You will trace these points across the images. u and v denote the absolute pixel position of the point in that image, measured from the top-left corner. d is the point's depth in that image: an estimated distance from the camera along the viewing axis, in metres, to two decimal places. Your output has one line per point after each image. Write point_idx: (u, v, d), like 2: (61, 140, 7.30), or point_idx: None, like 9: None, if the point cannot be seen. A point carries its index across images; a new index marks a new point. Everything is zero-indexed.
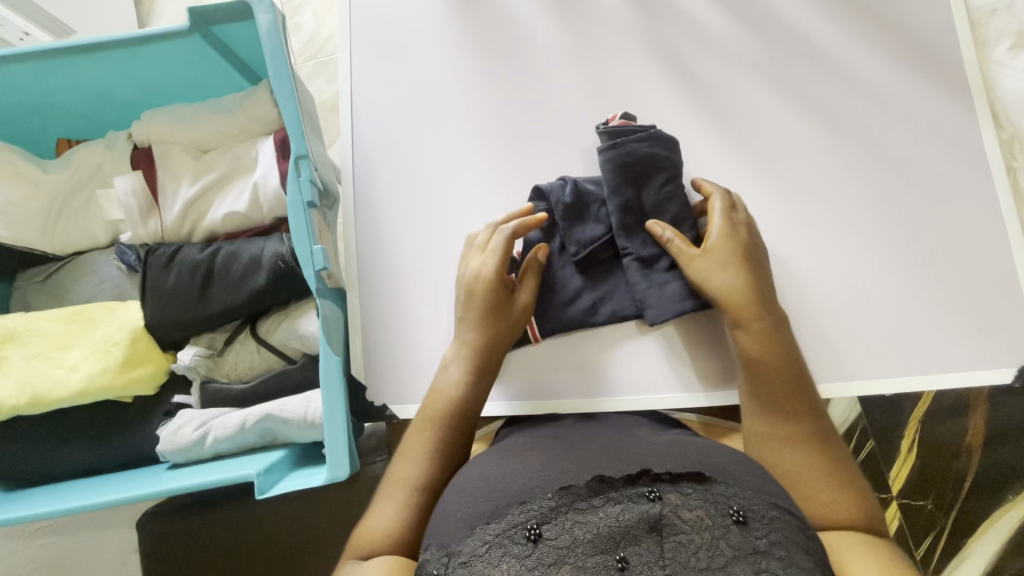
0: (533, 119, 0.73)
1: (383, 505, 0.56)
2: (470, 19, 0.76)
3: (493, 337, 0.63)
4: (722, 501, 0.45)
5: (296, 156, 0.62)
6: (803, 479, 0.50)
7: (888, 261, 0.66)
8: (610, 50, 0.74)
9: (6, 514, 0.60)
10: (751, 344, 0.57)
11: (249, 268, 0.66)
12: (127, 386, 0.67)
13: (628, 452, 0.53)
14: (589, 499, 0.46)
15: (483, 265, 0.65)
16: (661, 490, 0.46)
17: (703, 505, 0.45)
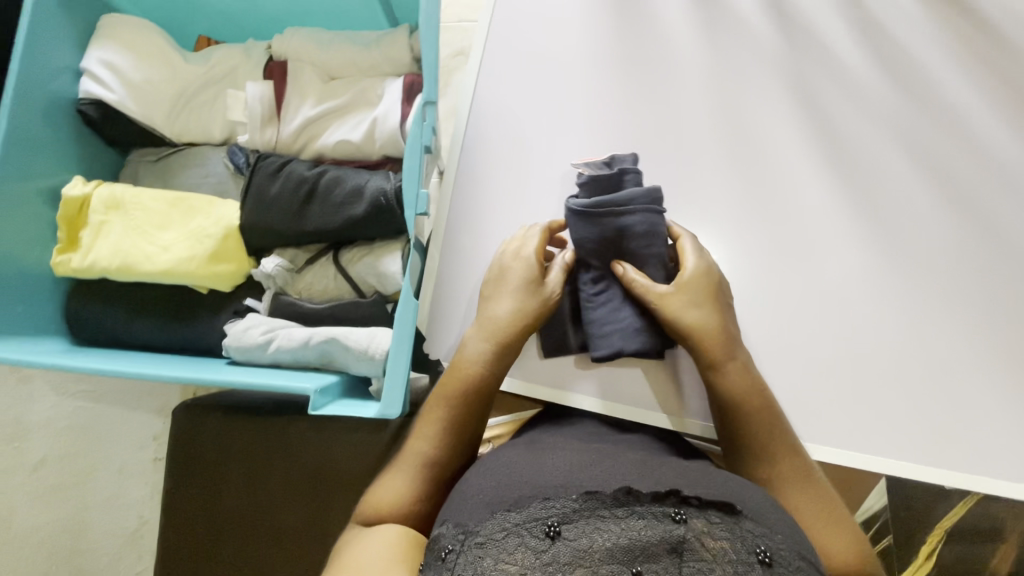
0: (652, 125, 0.73)
1: (390, 476, 0.57)
2: (615, 12, 0.76)
3: (513, 330, 0.63)
4: (750, 538, 0.42)
5: (426, 101, 0.63)
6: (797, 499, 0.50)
7: (983, 357, 0.62)
8: (746, 74, 0.73)
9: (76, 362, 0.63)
10: (732, 380, 0.57)
11: (350, 197, 0.67)
12: (208, 278, 0.69)
13: (657, 468, 0.50)
14: (612, 509, 0.44)
15: (522, 246, 0.67)
16: (687, 513, 0.43)
17: (728, 538, 0.41)
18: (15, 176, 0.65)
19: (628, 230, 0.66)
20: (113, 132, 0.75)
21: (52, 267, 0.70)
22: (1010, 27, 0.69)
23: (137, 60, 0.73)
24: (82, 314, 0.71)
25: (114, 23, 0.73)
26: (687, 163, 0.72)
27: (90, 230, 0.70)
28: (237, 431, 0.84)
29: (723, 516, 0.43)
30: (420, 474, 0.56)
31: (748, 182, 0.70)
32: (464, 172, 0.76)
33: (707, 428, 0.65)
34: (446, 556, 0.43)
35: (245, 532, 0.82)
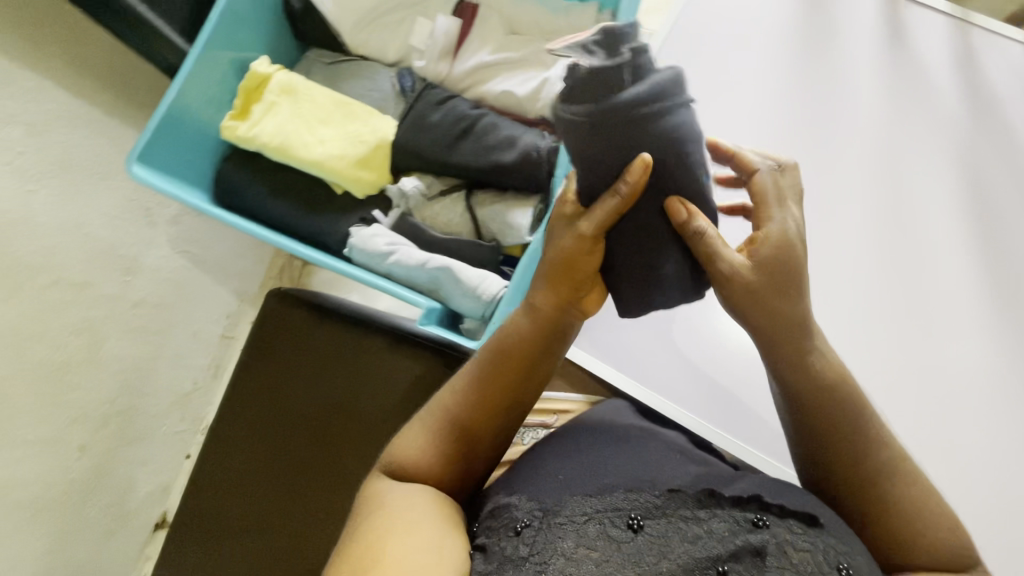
0: (807, 168, 0.75)
1: (411, 426, 0.54)
2: (805, 46, 0.78)
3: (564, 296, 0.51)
4: (833, 554, 0.40)
5: None
6: (875, 497, 0.45)
7: None
8: (919, 140, 0.74)
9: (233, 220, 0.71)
10: (800, 372, 0.48)
11: (502, 143, 0.70)
12: (350, 180, 0.73)
13: (736, 483, 0.49)
14: (694, 509, 0.45)
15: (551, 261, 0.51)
16: (770, 520, 0.43)
17: (812, 549, 0.40)
18: (221, 39, 0.71)
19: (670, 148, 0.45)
20: (303, 27, 0.80)
21: (219, 129, 0.75)
22: None
23: None
24: (228, 179, 0.77)
25: None
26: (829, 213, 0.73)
27: (262, 107, 0.75)
28: (316, 328, 0.89)
29: (810, 526, 0.42)
30: (434, 437, 0.51)
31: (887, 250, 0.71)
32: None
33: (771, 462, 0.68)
34: (521, 531, 0.45)
35: (296, 423, 0.87)
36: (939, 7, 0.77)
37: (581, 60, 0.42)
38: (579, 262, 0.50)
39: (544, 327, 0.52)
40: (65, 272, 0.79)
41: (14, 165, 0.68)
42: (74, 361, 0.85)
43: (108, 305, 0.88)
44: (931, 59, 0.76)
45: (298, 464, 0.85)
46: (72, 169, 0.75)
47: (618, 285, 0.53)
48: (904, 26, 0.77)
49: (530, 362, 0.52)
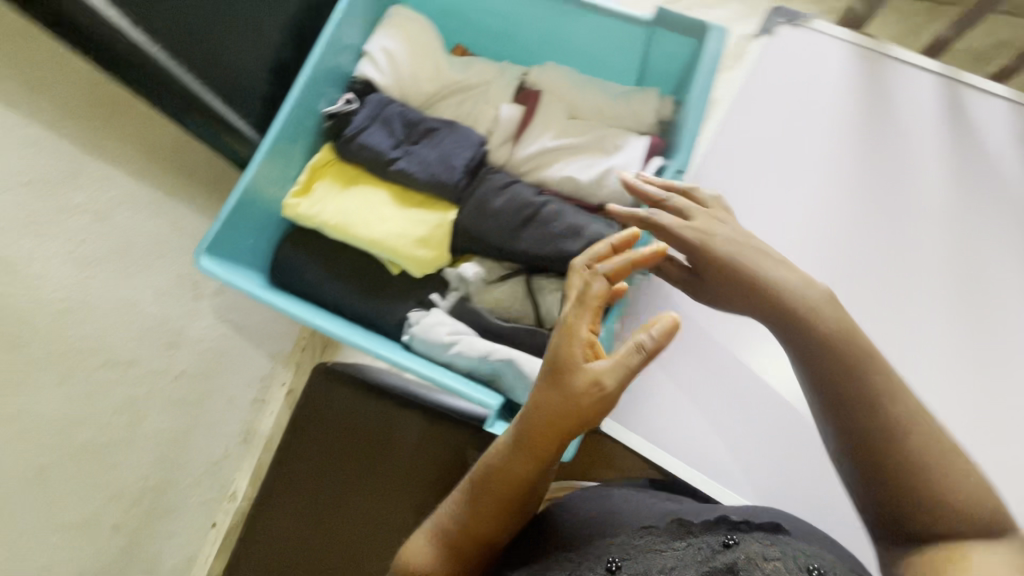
0: (852, 243, 0.72)
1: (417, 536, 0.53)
2: (871, 93, 0.77)
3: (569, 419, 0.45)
4: (803, 557, 0.44)
5: (675, 169, 0.67)
6: (830, 366, 0.43)
7: None
8: (992, 218, 0.72)
9: (290, 308, 0.70)
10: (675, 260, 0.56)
11: (566, 232, 0.69)
12: (409, 260, 0.72)
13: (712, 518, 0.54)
14: (669, 540, 0.51)
15: (588, 366, 0.44)
16: (740, 539, 0.48)
17: (780, 558, 0.44)
18: (292, 129, 0.72)
19: (381, 122, 0.76)
20: None
21: (281, 206, 0.75)
22: None
23: (410, 53, 0.79)
24: (286, 260, 0.76)
25: (401, 16, 0.80)
26: (913, 294, 0.70)
27: (324, 189, 0.75)
28: (368, 406, 0.85)
29: (774, 538, 0.47)
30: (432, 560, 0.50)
31: (974, 332, 0.68)
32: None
33: None
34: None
35: (347, 503, 0.84)
36: (1000, 91, 0.75)
37: (336, 111, 0.76)
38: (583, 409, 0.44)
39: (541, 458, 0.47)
40: (112, 353, 0.77)
41: (77, 253, 0.68)
42: (115, 440, 0.83)
43: (151, 380, 0.86)
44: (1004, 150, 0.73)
45: (354, 543, 0.83)
46: (130, 253, 0.75)
47: (489, 237, 0.72)
48: (967, 108, 0.75)
49: (526, 478, 0.48)
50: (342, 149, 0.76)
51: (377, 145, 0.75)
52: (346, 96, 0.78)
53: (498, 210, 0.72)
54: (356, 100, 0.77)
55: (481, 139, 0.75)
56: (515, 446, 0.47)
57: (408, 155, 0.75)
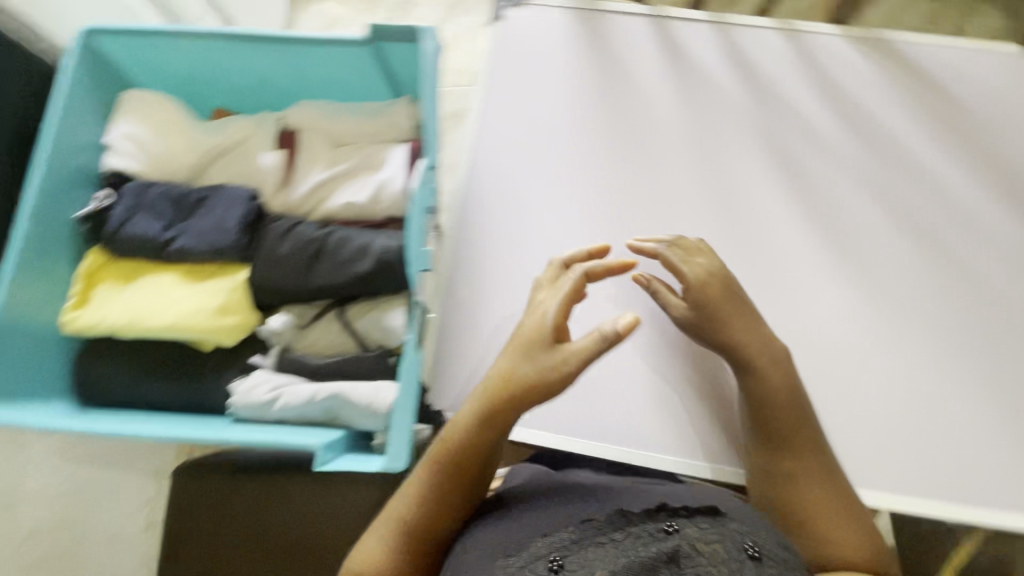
0: (615, 192, 0.79)
1: (371, 534, 0.56)
2: (595, 53, 0.85)
3: (527, 390, 0.53)
4: (738, 537, 0.47)
5: (428, 167, 0.70)
6: (798, 437, 0.57)
7: (942, 373, 0.71)
8: (721, 127, 0.81)
9: (94, 423, 0.65)
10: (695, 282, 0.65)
11: (355, 254, 0.70)
12: (212, 332, 0.70)
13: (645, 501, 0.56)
14: (609, 533, 0.49)
15: (544, 310, 0.57)
16: (679, 524, 0.48)
17: (719, 538, 0.46)
18: (39, 244, 0.69)
19: (142, 207, 0.74)
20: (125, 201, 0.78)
21: (61, 325, 0.71)
22: (952, 88, 0.81)
23: (157, 133, 0.78)
24: (88, 377, 0.72)
25: (137, 99, 0.78)
26: (676, 211, 0.77)
27: (104, 293, 0.72)
28: (239, 492, 0.78)
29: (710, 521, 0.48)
30: (395, 541, 0.55)
31: (728, 227, 0.77)
32: (463, 238, 0.78)
33: (718, 470, 0.69)
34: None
35: None
36: (698, 17, 0.85)
37: (94, 210, 0.74)
38: (538, 383, 0.53)
39: (497, 430, 0.55)
40: None
41: None
42: None
43: None
44: (710, 67, 0.83)
45: None
46: None
47: (285, 283, 0.71)
48: (673, 38, 0.84)
49: (484, 452, 0.55)
50: (111, 246, 0.74)
51: (145, 231, 0.72)
52: (100, 193, 0.75)
53: (286, 255, 0.72)
54: (112, 194, 0.75)
55: (250, 194, 0.75)
56: (472, 417, 0.55)
57: (180, 230, 0.73)
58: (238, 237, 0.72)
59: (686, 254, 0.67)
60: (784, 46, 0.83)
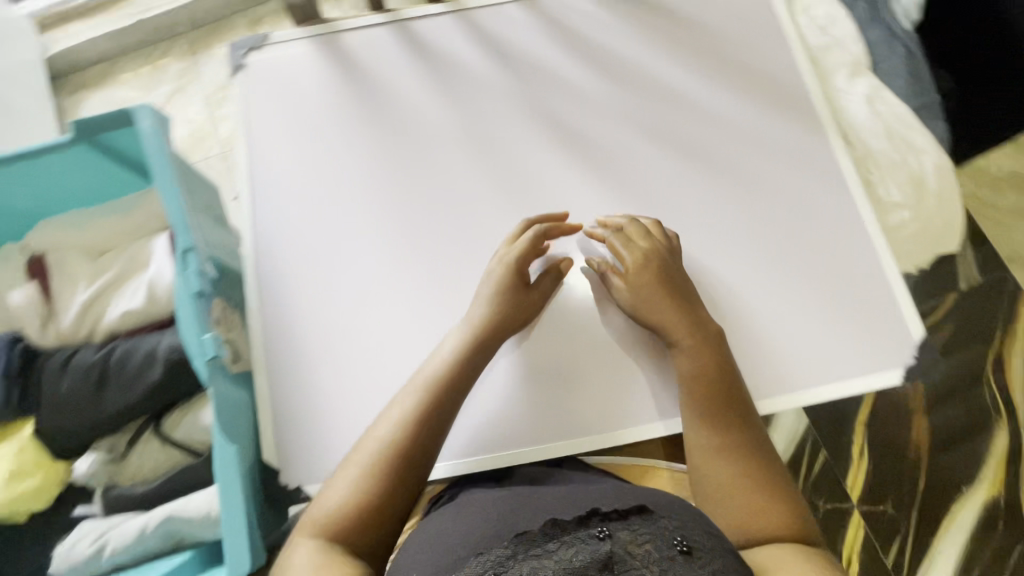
0: (410, 209, 0.76)
1: (341, 477, 0.56)
2: (348, 78, 0.82)
3: (505, 318, 0.67)
4: (670, 533, 0.52)
5: (183, 250, 0.62)
6: (731, 416, 0.63)
7: (756, 276, 0.74)
8: (490, 111, 0.80)
9: None
10: (628, 268, 0.71)
11: (144, 363, 0.65)
12: (13, 503, 0.63)
13: (583, 498, 0.60)
14: (542, 544, 0.52)
15: (507, 254, 0.70)
16: (611, 529, 0.52)
17: (651, 538, 0.51)
18: None
19: None
20: None
21: None
22: (684, 6, 0.84)
23: None
24: None
25: None
26: (470, 208, 0.76)
27: None
28: None
29: (640, 524, 0.52)
30: (370, 478, 0.55)
31: (524, 208, 0.76)
32: (268, 307, 0.73)
33: (602, 438, 0.73)
34: None
35: None
36: (436, 10, 0.84)
37: None
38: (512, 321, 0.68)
39: (479, 364, 0.64)
40: None
41: None
42: None
43: None
44: (462, 55, 0.82)
45: None
46: None
47: (82, 419, 0.65)
48: (418, 38, 0.83)
49: (468, 386, 0.63)
50: None
51: None
52: None
53: (70, 390, 0.65)
54: None
55: (8, 338, 0.68)
56: (463, 347, 0.64)
57: None
58: (10, 387, 0.66)
59: (629, 240, 0.72)
60: (521, 13, 0.84)
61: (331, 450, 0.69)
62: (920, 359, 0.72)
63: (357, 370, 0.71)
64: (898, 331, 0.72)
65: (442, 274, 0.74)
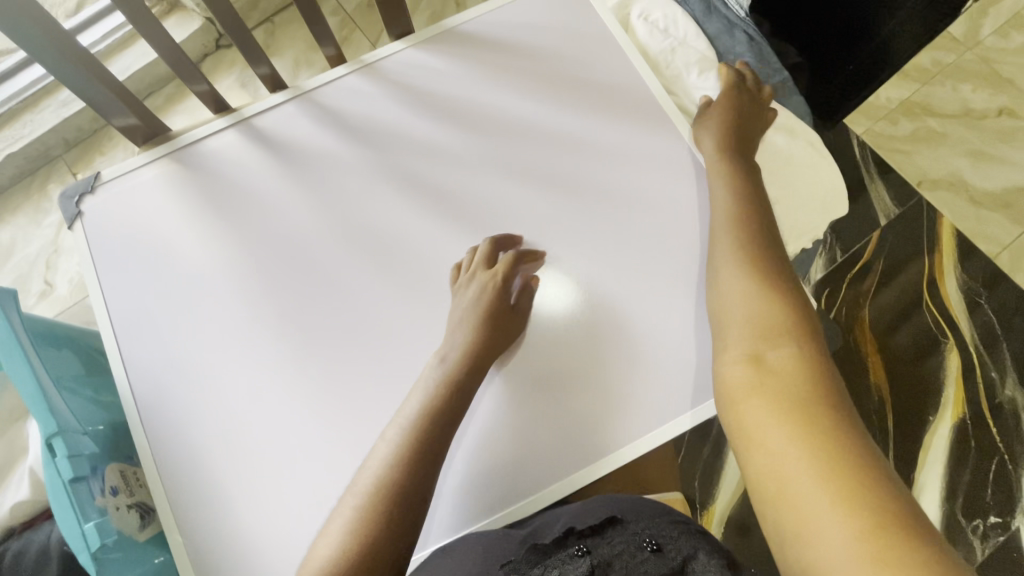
0: (293, 313, 0.74)
1: (330, 528, 0.57)
2: (203, 192, 0.79)
3: (491, 337, 0.70)
4: (639, 537, 0.60)
5: (47, 437, 0.58)
6: (754, 304, 0.60)
7: (650, 291, 0.74)
8: (353, 191, 0.78)
9: None
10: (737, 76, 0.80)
11: (38, 561, 0.71)
12: None
13: (557, 518, 0.66)
14: (528, 570, 0.57)
15: (484, 278, 0.72)
16: (587, 545, 0.59)
17: (625, 544, 0.59)
18: None
19: None
20: None
21: None
22: (522, 39, 0.84)
23: None
24: None
25: None
26: (353, 294, 0.74)
27: None
28: None
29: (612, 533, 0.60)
30: (364, 521, 0.56)
31: (407, 282, 0.75)
32: (163, 456, 0.69)
33: (578, 478, 0.69)
34: None
35: None
36: (277, 100, 0.82)
37: None
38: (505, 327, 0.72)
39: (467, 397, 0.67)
40: None
41: None
42: None
43: None
44: (311, 140, 0.81)
45: None
46: None
47: None
48: (267, 133, 0.81)
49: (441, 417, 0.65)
50: None
51: None
52: None
53: None
54: None
55: None
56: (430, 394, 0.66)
57: None
58: None
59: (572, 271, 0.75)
60: (365, 83, 0.83)
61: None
62: None
63: (273, 494, 0.68)
64: None
65: (340, 372, 0.72)
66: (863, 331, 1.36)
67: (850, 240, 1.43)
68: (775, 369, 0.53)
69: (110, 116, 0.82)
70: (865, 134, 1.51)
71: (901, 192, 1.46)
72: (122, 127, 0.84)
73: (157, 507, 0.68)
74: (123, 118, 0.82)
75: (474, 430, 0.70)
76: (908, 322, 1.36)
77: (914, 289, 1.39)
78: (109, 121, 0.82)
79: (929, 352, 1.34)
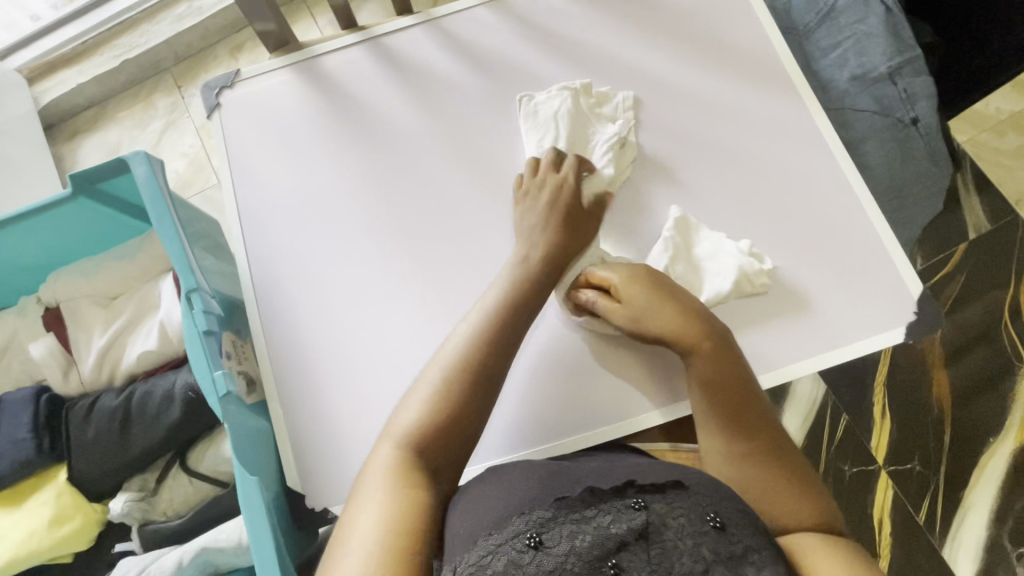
0: (402, 222, 0.78)
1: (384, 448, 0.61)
2: (329, 100, 0.84)
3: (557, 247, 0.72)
4: (701, 508, 0.55)
5: (189, 291, 0.65)
6: (768, 466, 0.62)
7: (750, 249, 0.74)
8: (471, 116, 0.81)
9: None
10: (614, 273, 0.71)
11: (163, 403, 0.84)
12: (59, 545, 0.84)
13: (615, 470, 0.62)
14: (581, 510, 0.54)
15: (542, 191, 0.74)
16: (646, 501, 0.55)
17: (686, 512, 0.54)
18: None
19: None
20: None
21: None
22: None
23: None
24: None
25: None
26: (459, 213, 0.78)
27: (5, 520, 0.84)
28: None
29: (675, 497, 0.56)
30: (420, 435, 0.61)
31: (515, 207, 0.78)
32: (272, 334, 0.75)
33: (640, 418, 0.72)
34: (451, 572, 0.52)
35: None
36: (407, 23, 0.86)
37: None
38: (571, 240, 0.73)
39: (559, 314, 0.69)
40: None
41: None
42: None
43: None
44: (435, 63, 0.84)
45: None
46: None
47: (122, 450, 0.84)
48: (394, 53, 0.85)
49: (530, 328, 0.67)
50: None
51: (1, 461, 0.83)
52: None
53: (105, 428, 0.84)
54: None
55: (35, 391, 0.86)
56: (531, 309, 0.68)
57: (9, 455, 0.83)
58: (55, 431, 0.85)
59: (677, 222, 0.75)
60: (493, 16, 0.85)
61: (347, 467, 0.71)
62: (917, 316, 0.71)
63: (368, 384, 0.73)
64: (898, 294, 0.72)
65: (441, 281, 0.76)
66: (933, 344, 1.32)
67: (932, 251, 1.38)
68: (814, 539, 0.58)
69: (253, 18, 0.86)
70: (967, 143, 1.45)
71: (995, 207, 1.40)
72: (259, 31, 0.88)
73: (263, 377, 0.74)
74: (263, 23, 0.87)
75: (544, 361, 0.74)
76: (982, 342, 1.32)
77: (995, 309, 1.34)
78: (251, 23, 0.87)
79: (1000, 375, 1.30)
